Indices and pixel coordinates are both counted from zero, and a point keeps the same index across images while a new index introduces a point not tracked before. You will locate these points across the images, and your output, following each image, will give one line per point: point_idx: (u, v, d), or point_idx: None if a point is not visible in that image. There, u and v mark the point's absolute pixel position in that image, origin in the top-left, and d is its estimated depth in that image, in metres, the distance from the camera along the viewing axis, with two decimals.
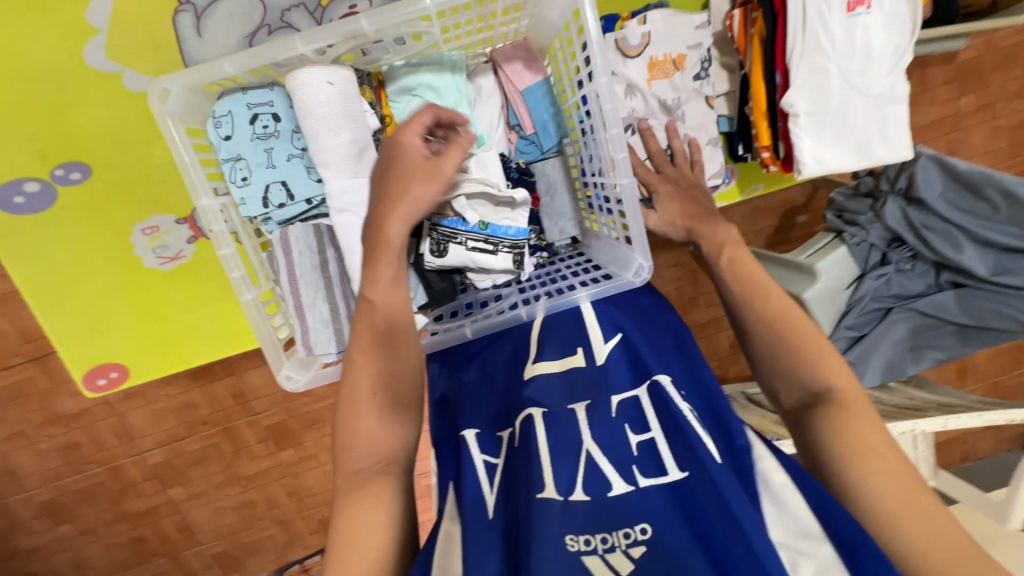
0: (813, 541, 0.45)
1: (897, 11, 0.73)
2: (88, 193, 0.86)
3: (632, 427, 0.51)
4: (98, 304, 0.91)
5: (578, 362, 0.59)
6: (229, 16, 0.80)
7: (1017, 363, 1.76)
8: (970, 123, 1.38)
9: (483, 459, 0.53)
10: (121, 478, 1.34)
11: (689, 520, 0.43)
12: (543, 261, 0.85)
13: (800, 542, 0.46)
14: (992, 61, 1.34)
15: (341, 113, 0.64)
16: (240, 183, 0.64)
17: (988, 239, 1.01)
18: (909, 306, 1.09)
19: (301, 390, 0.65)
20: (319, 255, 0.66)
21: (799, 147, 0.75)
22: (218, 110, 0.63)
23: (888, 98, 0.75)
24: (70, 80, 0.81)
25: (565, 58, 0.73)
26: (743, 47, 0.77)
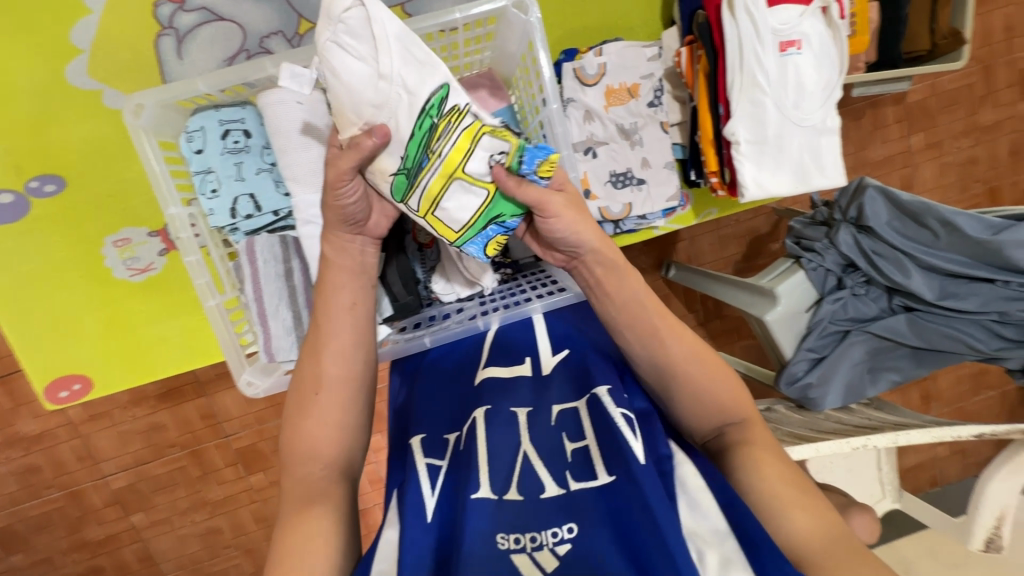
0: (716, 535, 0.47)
1: (825, 51, 0.80)
2: (61, 207, 0.88)
3: (569, 434, 0.54)
4: (67, 317, 0.92)
5: (524, 371, 0.62)
6: (210, 41, 0.86)
7: (978, 389, 1.83)
8: (920, 159, 1.48)
9: (426, 462, 0.55)
10: (81, 504, 1.31)
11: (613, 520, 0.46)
12: (507, 278, 0.89)
13: (708, 537, 0.47)
14: (937, 102, 1.45)
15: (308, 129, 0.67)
16: (209, 195, 0.67)
17: (933, 264, 1.07)
18: (866, 330, 1.13)
19: (259, 397, 0.67)
20: (283, 264, 0.69)
21: (741, 172, 0.81)
22: (191, 126, 0.66)
23: (821, 129, 0.81)
24: (51, 98, 0.84)
25: (525, 87, 0.79)
26: (690, 81, 0.84)
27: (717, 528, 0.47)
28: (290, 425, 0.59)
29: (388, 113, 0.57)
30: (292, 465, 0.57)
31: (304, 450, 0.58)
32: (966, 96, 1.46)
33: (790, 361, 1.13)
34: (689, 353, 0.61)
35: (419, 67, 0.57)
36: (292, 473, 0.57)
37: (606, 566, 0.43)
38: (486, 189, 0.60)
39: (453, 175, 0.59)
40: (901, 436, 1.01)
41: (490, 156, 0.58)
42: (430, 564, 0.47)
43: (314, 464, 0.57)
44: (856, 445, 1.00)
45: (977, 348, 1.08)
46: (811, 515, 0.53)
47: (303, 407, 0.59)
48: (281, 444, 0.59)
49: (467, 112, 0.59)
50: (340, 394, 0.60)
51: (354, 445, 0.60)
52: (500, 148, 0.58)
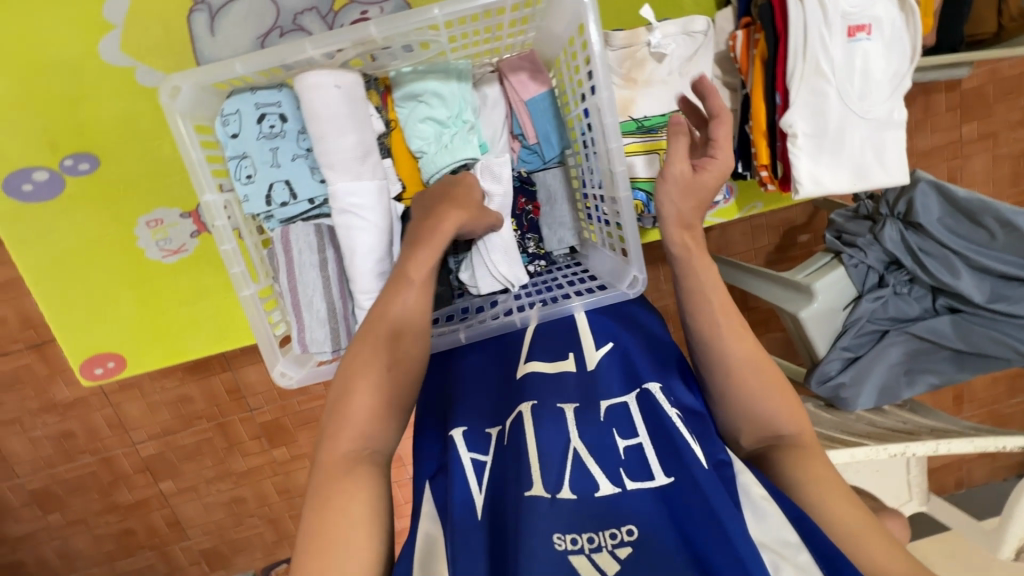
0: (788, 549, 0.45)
1: (897, 38, 0.74)
2: (95, 185, 0.88)
3: (620, 431, 0.52)
4: (100, 292, 0.92)
5: (569, 367, 0.60)
6: (243, 16, 0.83)
7: (1013, 392, 1.76)
8: (972, 150, 1.39)
9: (470, 458, 0.54)
10: (113, 469, 1.34)
11: (677, 520, 0.44)
12: (540, 270, 0.87)
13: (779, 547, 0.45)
14: (996, 89, 1.35)
15: (351, 116, 0.65)
16: (245, 181, 0.65)
17: (986, 265, 1.02)
18: (906, 330, 1.08)
19: (293, 387, 0.66)
20: (319, 254, 0.67)
21: (797, 166, 0.76)
22: (227, 108, 0.64)
23: (885, 122, 0.76)
24: (83, 72, 0.83)
25: (569, 71, 0.74)
26: (746, 66, 0.79)
27: (787, 540, 0.45)
28: (331, 403, 0.57)
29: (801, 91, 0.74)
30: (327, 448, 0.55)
31: (344, 431, 0.55)
32: None
33: (823, 360, 1.08)
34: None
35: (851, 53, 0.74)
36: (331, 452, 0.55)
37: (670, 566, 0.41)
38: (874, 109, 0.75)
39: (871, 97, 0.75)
40: (942, 445, 0.97)
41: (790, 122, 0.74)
42: (482, 552, 0.46)
43: (355, 445, 0.55)
44: (895, 452, 0.95)
45: None
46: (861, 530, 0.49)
47: (345, 390, 0.57)
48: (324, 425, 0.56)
49: (863, 60, 0.74)
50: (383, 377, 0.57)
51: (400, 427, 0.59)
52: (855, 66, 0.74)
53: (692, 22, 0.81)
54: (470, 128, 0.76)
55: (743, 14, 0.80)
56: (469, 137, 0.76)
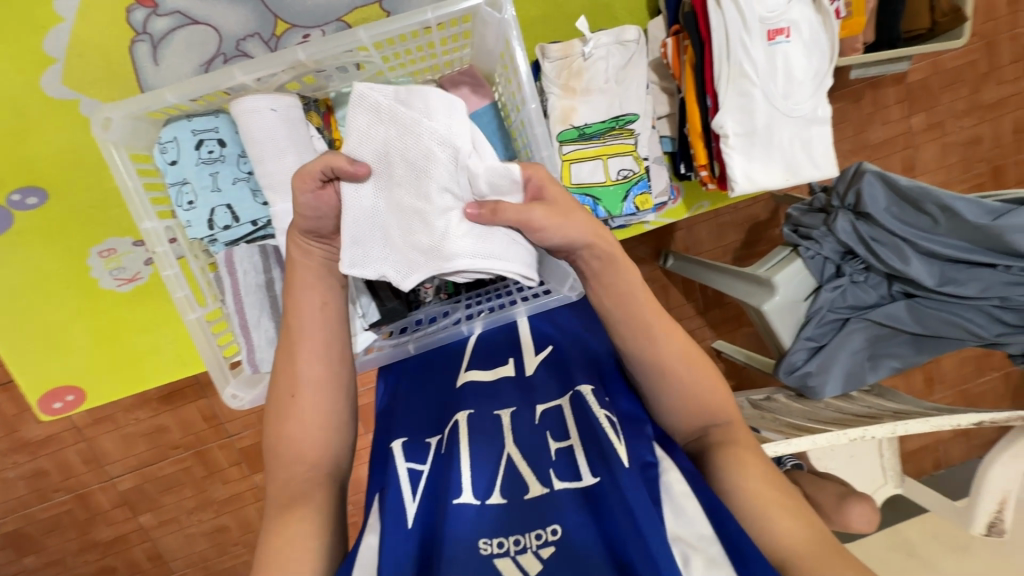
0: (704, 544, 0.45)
1: (815, 38, 0.78)
2: (44, 219, 0.88)
3: (553, 433, 0.53)
4: (55, 325, 0.91)
5: (507, 372, 0.62)
6: (185, 46, 0.84)
7: (983, 370, 1.81)
8: (921, 140, 1.45)
9: (407, 468, 0.54)
10: (89, 506, 1.32)
11: (597, 518, 0.45)
12: (497, 277, 0.87)
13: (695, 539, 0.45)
14: (938, 81, 1.41)
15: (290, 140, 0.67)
16: (186, 207, 0.66)
17: (934, 250, 1.05)
18: (865, 317, 1.11)
19: (245, 409, 0.66)
20: (264, 274, 0.68)
21: (731, 166, 0.79)
22: (164, 137, 0.65)
23: (812, 119, 0.79)
24: (28, 108, 0.83)
25: (506, 84, 0.77)
26: (678, 71, 0.82)
27: (702, 533, 0.45)
28: (271, 424, 0.57)
29: (729, 91, 0.77)
30: (275, 471, 0.56)
31: (285, 451, 0.56)
32: (967, 74, 1.43)
33: (789, 349, 1.12)
34: (675, 341, 0.59)
35: (773, 55, 0.77)
36: (276, 471, 0.56)
37: (589, 563, 0.43)
38: (804, 111, 0.78)
39: (802, 98, 0.78)
40: (899, 426, 0.99)
41: (722, 127, 0.78)
42: (412, 562, 0.47)
43: (299, 466, 0.56)
44: (855, 436, 0.97)
45: (978, 333, 1.07)
46: (801, 514, 0.50)
47: (285, 411, 0.57)
48: (265, 444, 0.57)
49: (785, 63, 0.77)
50: (327, 395, 0.58)
51: (341, 444, 0.59)
52: (776, 67, 0.77)
53: (623, 32, 0.84)
54: None
55: (672, 23, 0.82)
56: None
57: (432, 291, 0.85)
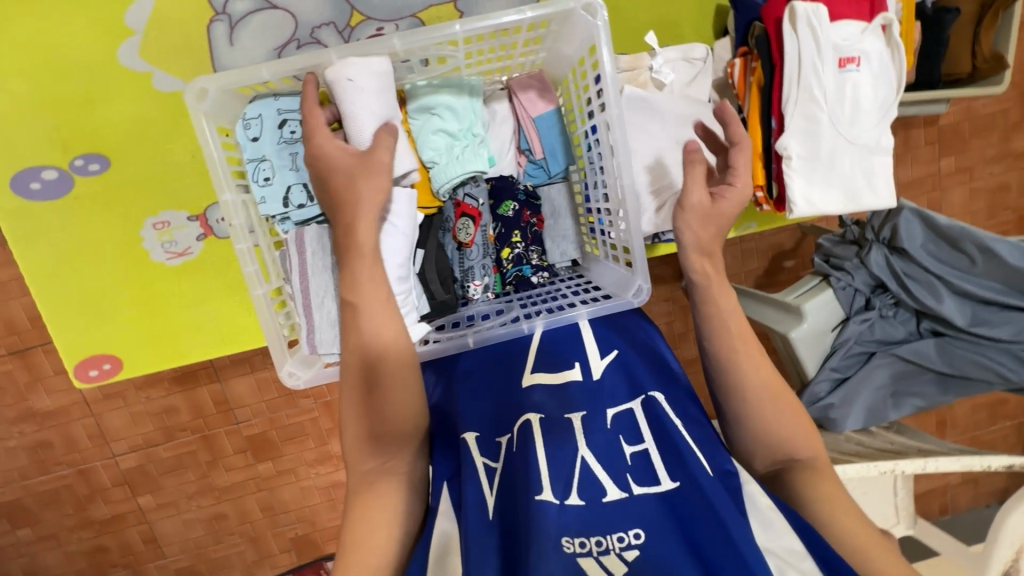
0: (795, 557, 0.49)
1: (884, 70, 0.79)
2: (103, 185, 0.88)
3: (626, 438, 0.54)
4: (101, 293, 0.92)
5: (575, 376, 0.60)
6: (261, 29, 0.85)
7: (994, 418, 1.81)
8: (950, 183, 1.46)
9: (483, 462, 0.55)
10: (90, 482, 1.31)
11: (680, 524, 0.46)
12: (545, 280, 0.89)
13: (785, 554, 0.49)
14: (971, 126, 1.43)
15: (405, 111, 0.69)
16: (262, 182, 0.67)
17: (967, 291, 1.06)
18: (891, 352, 1.11)
19: (300, 388, 0.67)
20: (331, 256, 0.68)
21: (791, 188, 0.79)
22: (249, 113, 0.66)
23: (875, 148, 0.80)
24: (99, 77, 0.84)
25: (577, 90, 0.78)
26: (742, 92, 0.84)
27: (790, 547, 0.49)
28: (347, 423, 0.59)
29: (793, 113, 0.78)
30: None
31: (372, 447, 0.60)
32: (1000, 122, 1.45)
33: (812, 380, 1.10)
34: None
35: (840, 83, 0.78)
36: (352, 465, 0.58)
37: (674, 566, 0.44)
38: (867, 141, 0.79)
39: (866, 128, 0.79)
40: (929, 463, 0.99)
41: (784, 151, 0.79)
42: (495, 554, 0.49)
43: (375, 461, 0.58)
44: (885, 469, 0.98)
45: (1007, 377, 1.06)
46: None
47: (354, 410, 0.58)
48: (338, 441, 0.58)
49: (852, 91, 0.78)
50: (414, 395, 0.61)
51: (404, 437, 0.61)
52: (841, 94, 0.78)
53: (692, 49, 0.86)
54: (479, 142, 0.81)
55: (740, 44, 0.84)
56: (479, 150, 0.81)
57: (481, 289, 0.85)
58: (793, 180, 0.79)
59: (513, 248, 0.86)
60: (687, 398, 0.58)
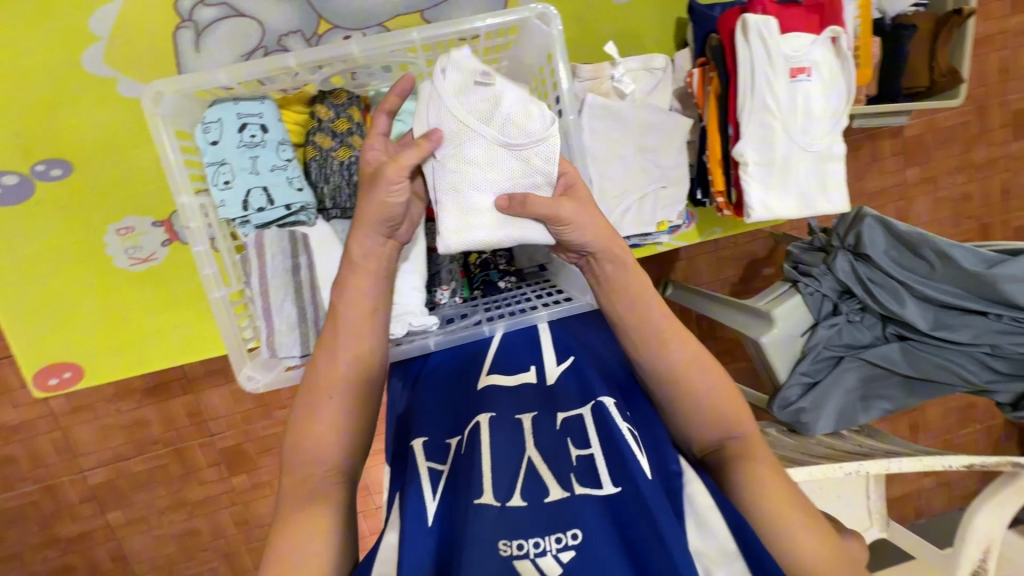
0: (725, 558, 0.50)
1: (834, 79, 0.82)
2: (65, 192, 0.88)
3: (574, 441, 0.53)
4: (62, 300, 0.90)
5: (530, 378, 0.61)
6: (228, 37, 0.86)
7: (965, 422, 1.85)
8: (914, 192, 1.51)
9: (427, 466, 0.55)
10: (57, 499, 1.27)
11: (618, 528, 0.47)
12: (512, 285, 0.90)
13: (713, 554, 0.51)
14: (933, 137, 1.48)
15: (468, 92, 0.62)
16: (222, 186, 0.67)
17: (930, 295, 1.07)
18: (860, 356, 1.13)
19: (260, 392, 0.66)
20: (291, 260, 0.69)
21: (749, 193, 0.82)
22: (208, 117, 0.67)
23: (827, 155, 0.83)
24: (65, 83, 0.84)
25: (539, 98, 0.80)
26: (701, 101, 0.86)
27: (724, 548, 0.50)
28: (296, 429, 0.57)
29: (751, 120, 0.80)
30: (290, 469, 0.56)
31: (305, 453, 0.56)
32: (960, 133, 1.50)
33: (783, 385, 1.13)
34: (693, 358, 0.60)
35: (795, 91, 0.81)
36: (293, 472, 0.56)
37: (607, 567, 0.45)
38: (819, 149, 0.82)
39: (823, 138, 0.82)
40: (893, 464, 1.00)
41: (743, 157, 0.81)
42: (431, 563, 0.50)
43: (313, 468, 0.56)
44: (850, 471, 0.99)
45: (970, 380, 1.08)
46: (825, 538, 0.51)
47: (311, 414, 0.57)
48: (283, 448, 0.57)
49: (806, 99, 0.81)
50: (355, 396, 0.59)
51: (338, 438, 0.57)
52: (796, 102, 0.81)
53: (652, 59, 0.88)
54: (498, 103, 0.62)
55: (698, 54, 0.86)
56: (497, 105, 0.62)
57: (448, 293, 0.86)
58: (750, 185, 0.81)
59: (480, 253, 0.90)
60: (649, 406, 0.61)
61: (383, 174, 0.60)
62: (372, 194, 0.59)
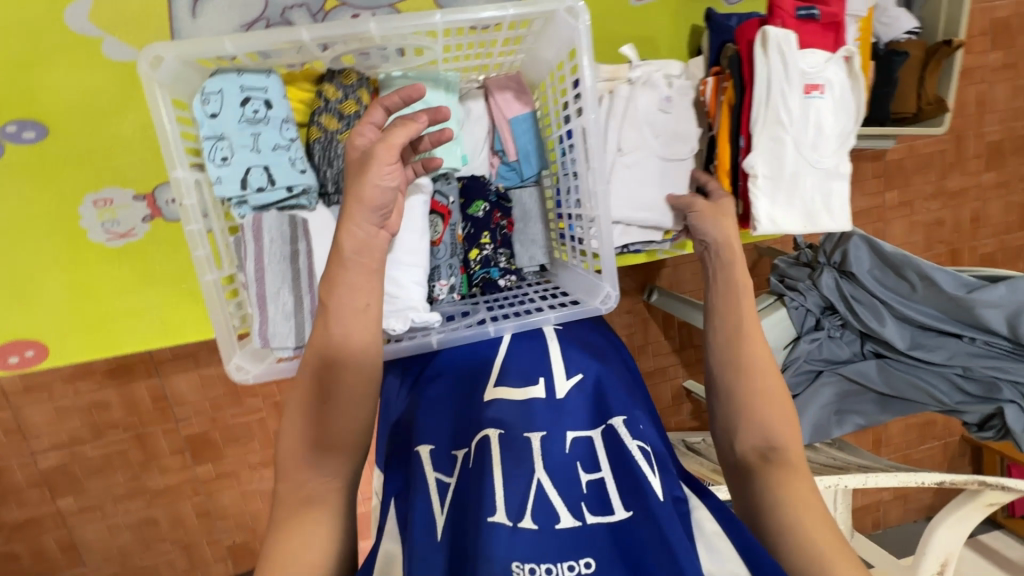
0: None
1: (844, 98, 0.83)
2: (37, 156, 0.81)
3: (584, 464, 0.53)
4: (28, 273, 0.84)
5: (539, 393, 0.58)
6: (227, 4, 0.81)
7: (924, 438, 1.92)
8: (894, 215, 1.55)
9: (436, 478, 0.54)
10: (3, 482, 1.19)
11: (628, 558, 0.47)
12: (512, 284, 0.87)
13: None
14: (913, 163, 1.53)
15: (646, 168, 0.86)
16: (219, 163, 0.63)
17: (909, 315, 1.10)
18: (837, 371, 1.15)
19: (249, 383, 0.62)
20: (290, 246, 0.65)
21: (756, 205, 0.81)
22: (208, 87, 0.63)
23: (833, 173, 0.84)
24: (43, 38, 0.78)
25: (554, 94, 0.78)
26: (713, 110, 0.85)
27: None
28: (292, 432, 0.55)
29: (763, 134, 0.80)
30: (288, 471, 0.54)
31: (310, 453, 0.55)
32: (938, 160, 1.55)
33: None
34: None
35: (806, 107, 0.81)
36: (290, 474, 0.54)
37: None
38: (825, 166, 0.83)
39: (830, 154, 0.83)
40: (869, 478, 1.03)
41: (753, 169, 0.81)
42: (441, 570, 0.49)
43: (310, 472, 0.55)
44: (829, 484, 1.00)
45: (942, 401, 1.09)
46: None
47: (309, 416, 0.55)
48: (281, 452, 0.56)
49: (817, 116, 0.81)
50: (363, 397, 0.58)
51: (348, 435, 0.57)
52: (806, 119, 0.81)
53: (668, 65, 0.88)
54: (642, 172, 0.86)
55: (713, 64, 0.87)
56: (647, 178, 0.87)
57: (447, 289, 0.83)
58: (757, 197, 0.81)
59: (481, 249, 0.84)
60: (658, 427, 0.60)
61: (392, 163, 0.57)
62: (380, 182, 0.56)
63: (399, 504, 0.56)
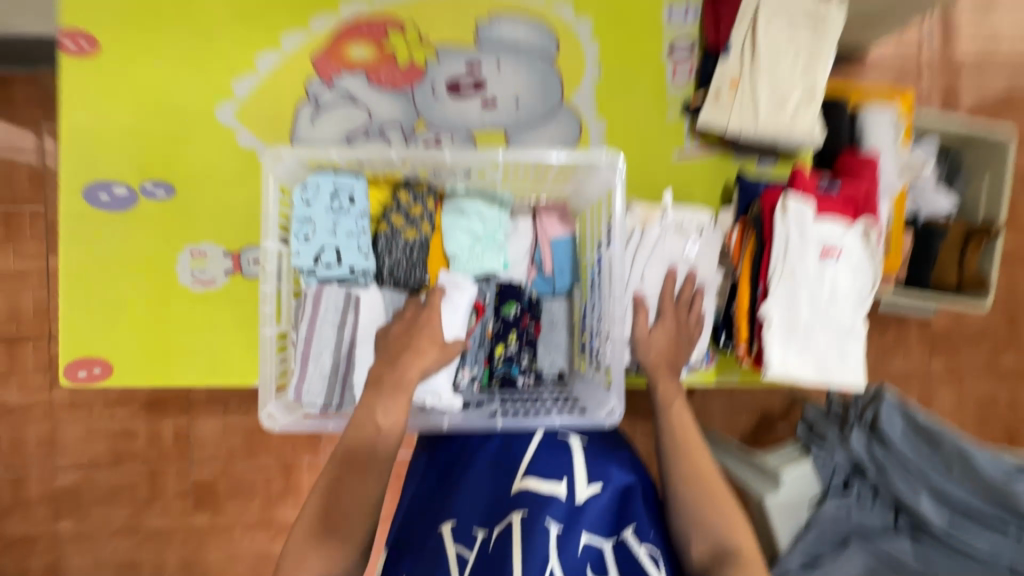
0: None
1: (861, 264, 0.89)
2: (161, 209, 0.99)
3: (592, 566, 0.64)
4: (119, 302, 0.98)
5: (561, 494, 0.69)
6: (338, 118, 1.00)
7: None
8: (935, 384, 1.51)
9: (459, 550, 0.67)
10: (20, 492, 1.25)
11: None
12: (529, 384, 0.94)
13: None
14: (955, 334, 1.52)
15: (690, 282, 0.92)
16: (302, 240, 0.76)
17: (947, 494, 1.03)
18: (868, 542, 1.07)
19: (276, 430, 0.70)
20: (342, 318, 0.76)
21: (769, 350, 0.86)
22: (309, 181, 0.77)
23: (848, 332, 0.88)
24: (195, 124, 0.99)
25: (593, 222, 0.90)
26: (738, 255, 0.94)
27: None
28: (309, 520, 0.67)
29: (778, 286, 0.87)
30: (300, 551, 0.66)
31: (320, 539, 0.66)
32: (984, 336, 1.53)
33: (783, 552, 1.04)
34: None
35: (823, 268, 0.88)
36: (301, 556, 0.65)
37: None
38: (839, 323, 0.87)
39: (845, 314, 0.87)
40: None
41: (767, 316, 0.86)
42: None
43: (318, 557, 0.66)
44: None
45: None
46: None
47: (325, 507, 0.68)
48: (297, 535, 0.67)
49: (833, 276, 0.87)
50: (372, 485, 0.69)
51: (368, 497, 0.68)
52: (823, 276, 0.87)
53: (701, 213, 0.96)
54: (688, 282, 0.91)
55: (739, 214, 0.97)
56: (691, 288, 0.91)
57: (469, 378, 0.88)
58: (770, 344, 0.86)
59: (506, 347, 0.92)
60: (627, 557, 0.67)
61: None
62: None
63: (415, 571, 0.68)
